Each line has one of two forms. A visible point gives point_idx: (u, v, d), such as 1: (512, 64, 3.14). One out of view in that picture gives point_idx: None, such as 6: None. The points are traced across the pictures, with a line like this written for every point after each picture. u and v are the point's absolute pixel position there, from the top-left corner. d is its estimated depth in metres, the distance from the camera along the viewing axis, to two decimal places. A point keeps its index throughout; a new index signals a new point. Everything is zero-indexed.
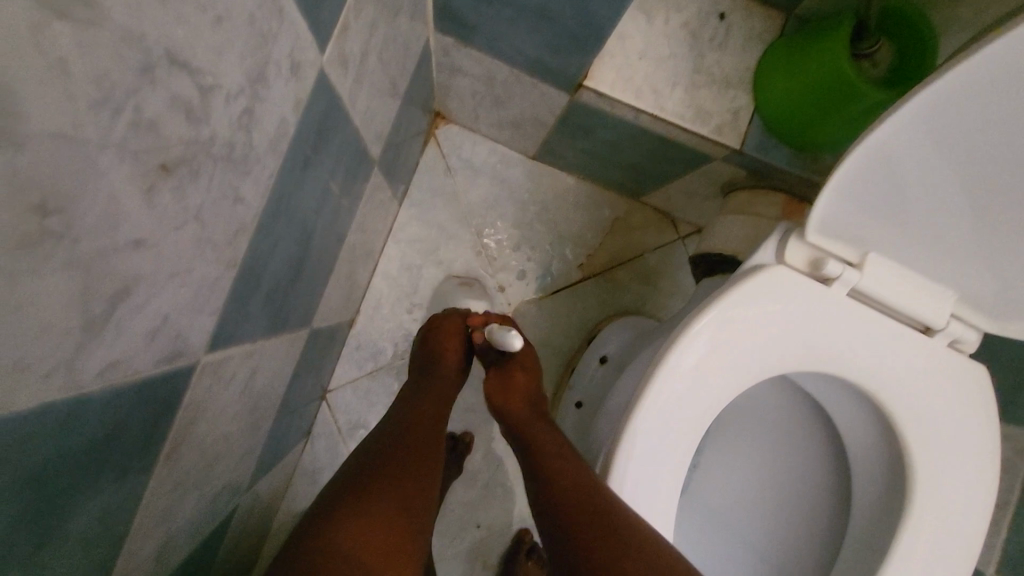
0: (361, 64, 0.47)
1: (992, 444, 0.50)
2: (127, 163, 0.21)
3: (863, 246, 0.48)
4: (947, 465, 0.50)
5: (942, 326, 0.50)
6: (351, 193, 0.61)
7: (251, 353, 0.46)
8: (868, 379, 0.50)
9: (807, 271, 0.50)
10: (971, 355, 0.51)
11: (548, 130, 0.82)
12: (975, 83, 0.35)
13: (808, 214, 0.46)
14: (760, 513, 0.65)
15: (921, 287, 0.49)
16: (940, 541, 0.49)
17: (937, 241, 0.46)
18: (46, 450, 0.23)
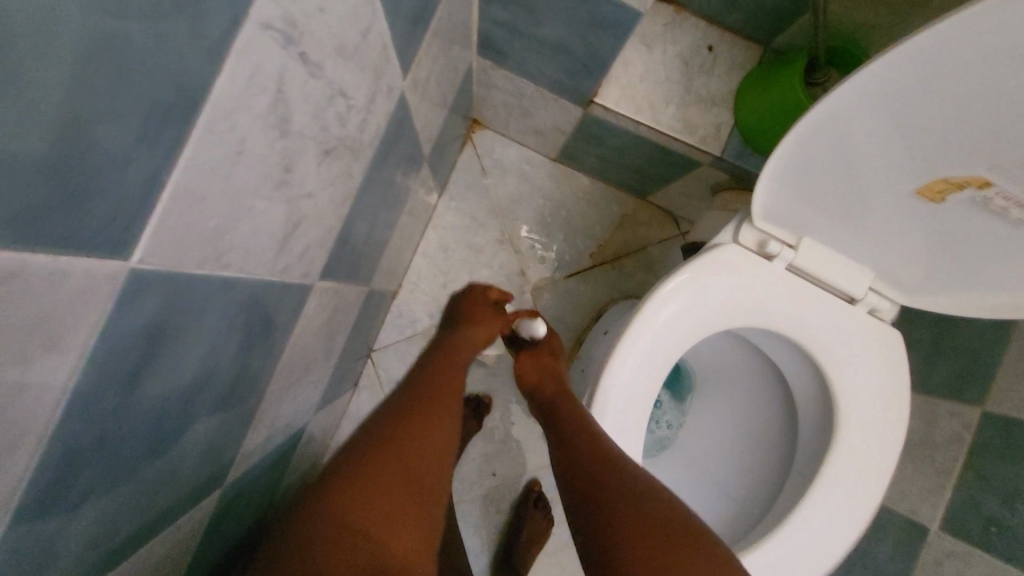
0: (425, 86, 0.64)
1: (900, 393, 0.64)
2: (314, 146, 0.37)
3: (798, 232, 0.63)
4: (862, 408, 0.64)
5: (862, 296, 0.64)
6: (407, 181, 0.78)
7: (336, 292, 0.63)
8: (803, 337, 0.65)
9: (755, 249, 0.65)
10: (889, 323, 0.65)
11: (567, 137, 0.98)
12: (840, 114, 0.48)
13: (752, 204, 0.61)
14: (725, 456, 0.80)
15: (845, 265, 0.63)
16: (851, 466, 0.64)
17: (853, 228, 0.60)
18: (249, 308, 0.40)
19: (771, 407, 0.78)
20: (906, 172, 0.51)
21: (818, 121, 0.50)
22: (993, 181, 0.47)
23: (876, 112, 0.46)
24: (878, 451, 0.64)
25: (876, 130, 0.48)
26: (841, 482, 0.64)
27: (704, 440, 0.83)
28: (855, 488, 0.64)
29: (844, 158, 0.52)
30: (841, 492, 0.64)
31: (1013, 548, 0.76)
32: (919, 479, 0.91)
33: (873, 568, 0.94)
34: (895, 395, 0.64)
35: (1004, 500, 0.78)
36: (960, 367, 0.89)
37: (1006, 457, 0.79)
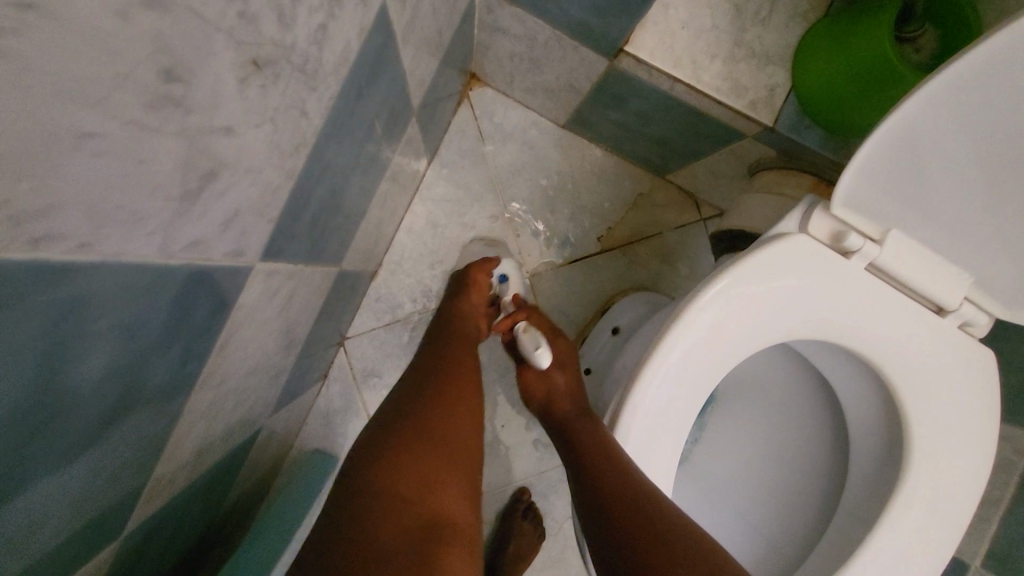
0: (416, 10, 0.48)
1: (988, 426, 0.53)
2: (230, 48, 0.23)
3: (885, 224, 0.50)
4: (944, 445, 0.52)
5: (954, 307, 0.51)
6: (392, 139, 0.62)
7: (292, 276, 0.48)
8: (878, 353, 0.52)
9: (828, 243, 0.52)
10: (980, 340, 0.53)
11: (582, 98, 0.83)
12: (989, 69, 0.37)
13: (833, 187, 0.48)
14: (755, 486, 0.68)
15: (940, 269, 0.50)
16: (926, 514, 0.52)
17: (959, 224, 0.47)
18: (132, 306, 0.25)
19: (820, 435, 0.66)
20: None
21: (953, 81, 0.38)
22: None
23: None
24: (957, 499, 0.52)
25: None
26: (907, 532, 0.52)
27: (728, 464, 0.70)
28: (925, 543, 0.52)
29: (968, 135, 0.41)
30: (909, 544, 0.52)
31: None
32: None
33: None
34: (981, 430, 0.53)
35: None
36: None
37: None
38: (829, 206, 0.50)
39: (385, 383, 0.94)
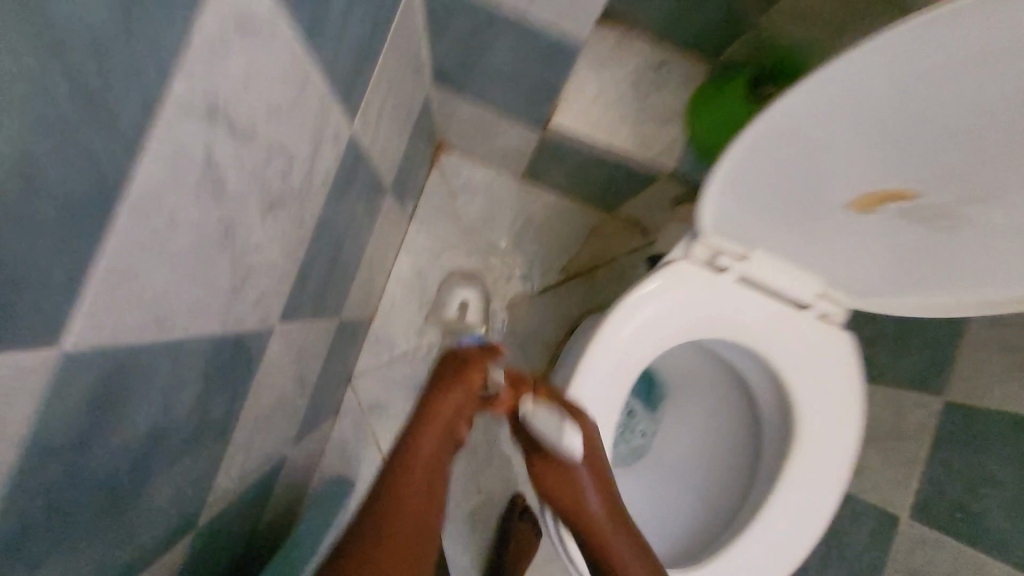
0: (379, 123, 0.65)
1: (855, 389, 0.67)
2: (256, 205, 0.39)
3: (747, 244, 0.63)
4: (817, 412, 0.67)
5: (811, 303, 0.66)
6: (373, 212, 0.79)
7: (303, 330, 0.63)
8: (756, 345, 0.67)
9: (705, 264, 0.65)
10: (839, 325, 0.67)
11: (530, 157, 1.00)
12: (824, 88, 0.44)
13: (699, 216, 0.60)
14: (698, 465, 0.82)
15: (793, 275, 0.65)
16: (813, 466, 0.67)
17: (798, 239, 0.61)
18: (208, 361, 0.40)
19: (743, 425, 0.79)
20: (878, 154, 0.48)
21: (798, 95, 0.45)
22: (919, 189, 0.50)
23: (866, 83, 0.42)
24: (834, 456, 0.67)
25: (859, 105, 0.44)
26: (795, 489, 0.67)
27: (675, 454, 0.85)
28: (812, 497, 0.67)
29: (815, 136, 0.48)
30: (798, 496, 0.67)
31: (975, 531, 0.80)
32: (890, 468, 0.94)
33: (852, 559, 0.96)
34: (848, 395, 0.67)
35: (967, 487, 0.82)
36: (922, 359, 0.95)
37: (966, 443, 0.84)
38: (701, 235, 0.63)
39: (389, 412, 1.09)
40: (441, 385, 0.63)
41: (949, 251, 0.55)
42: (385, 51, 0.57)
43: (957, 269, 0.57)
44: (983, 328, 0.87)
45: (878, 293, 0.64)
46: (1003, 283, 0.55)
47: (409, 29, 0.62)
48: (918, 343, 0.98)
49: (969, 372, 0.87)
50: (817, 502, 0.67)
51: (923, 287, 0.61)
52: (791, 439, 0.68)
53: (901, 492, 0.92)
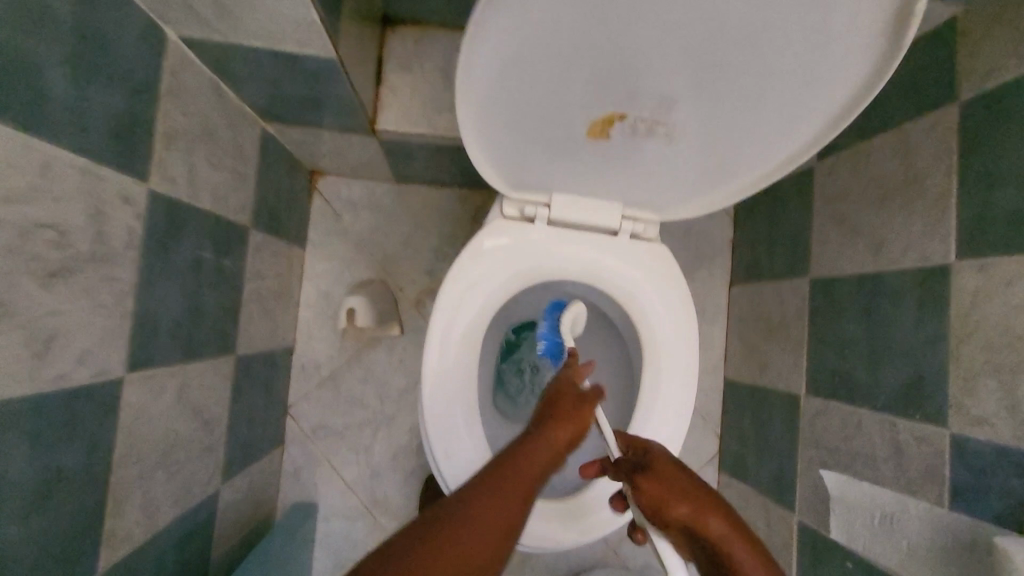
0: (200, 174, 0.72)
1: (681, 290, 0.77)
2: (27, 276, 0.45)
3: (546, 192, 0.74)
4: (655, 320, 0.76)
5: (619, 227, 0.76)
6: (238, 252, 0.85)
7: (176, 373, 0.69)
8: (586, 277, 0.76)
9: (519, 217, 0.75)
10: (652, 240, 0.78)
11: (388, 161, 1.07)
12: (489, 53, 0.52)
13: (487, 177, 0.70)
14: None
15: (596, 208, 0.74)
16: (663, 366, 0.76)
17: (579, 179, 0.71)
18: (32, 414, 0.47)
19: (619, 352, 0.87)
20: (566, 89, 0.56)
21: (472, 63, 0.53)
22: (626, 112, 0.59)
23: (512, 39, 0.50)
24: (684, 354, 0.76)
25: (518, 56, 0.52)
26: (658, 394, 0.75)
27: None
28: (675, 396, 0.75)
29: (511, 90, 0.56)
30: (664, 400, 0.75)
31: (848, 390, 0.85)
32: (785, 355, 1.02)
33: (775, 444, 1.03)
34: (677, 297, 0.77)
35: (837, 353, 0.88)
36: (790, 249, 1.03)
37: (830, 313, 0.91)
38: (505, 194, 0.73)
39: (331, 430, 1.15)
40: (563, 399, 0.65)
41: (684, 155, 0.66)
42: (171, 112, 0.64)
43: (700, 164, 0.67)
44: (823, 206, 0.94)
45: (661, 202, 0.75)
46: (731, 161, 0.67)
47: (198, 85, 0.69)
48: (783, 238, 1.05)
49: (820, 248, 0.94)
50: (683, 398, 0.75)
51: (688, 187, 0.72)
52: (642, 350, 0.77)
53: (796, 373, 0.98)
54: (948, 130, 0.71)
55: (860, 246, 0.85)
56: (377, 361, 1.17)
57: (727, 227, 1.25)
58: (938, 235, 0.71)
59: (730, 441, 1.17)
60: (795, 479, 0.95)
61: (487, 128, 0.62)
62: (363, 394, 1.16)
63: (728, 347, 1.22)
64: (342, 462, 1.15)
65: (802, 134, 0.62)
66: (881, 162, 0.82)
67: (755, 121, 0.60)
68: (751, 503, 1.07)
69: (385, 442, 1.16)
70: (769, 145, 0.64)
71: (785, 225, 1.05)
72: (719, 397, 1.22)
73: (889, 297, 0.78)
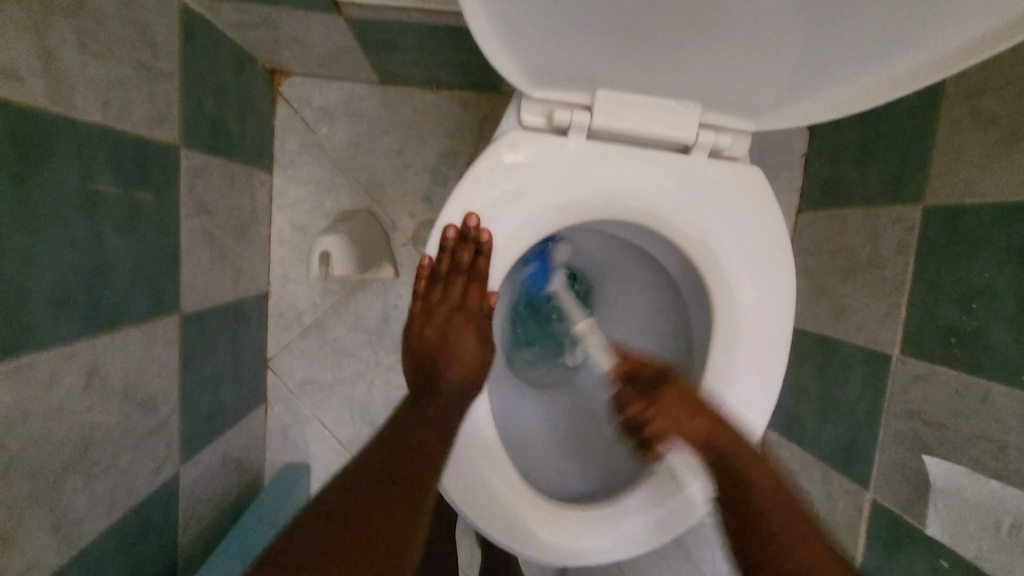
0: (73, 66, 0.48)
1: (776, 234, 0.55)
2: None
3: (589, 87, 0.50)
4: (734, 275, 0.55)
5: (693, 140, 0.52)
6: (165, 179, 0.64)
7: (82, 354, 0.51)
8: (640, 214, 0.54)
9: (547, 126, 0.52)
10: (740, 159, 0.55)
11: (365, 53, 0.82)
12: None
13: (499, 66, 0.47)
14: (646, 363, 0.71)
15: (662, 111, 0.51)
16: (742, 335, 0.56)
17: (641, 66, 0.47)
18: None
19: (677, 306, 0.67)
20: None
21: None
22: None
23: None
24: (772, 321, 0.56)
25: None
26: (732, 373, 0.57)
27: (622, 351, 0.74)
28: (753, 375, 0.57)
29: None
30: (742, 378, 0.57)
31: (972, 356, 0.65)
32: (871, 302, 0.81)
33: (844, 407, 0.86)
34: (770, 241, 0.55)
35: (960, 306, 0.67)
36: (895, 165, 0.78)
37: (953, 254, 0.68)
38: (529, 92, 0.50)
39: (321, 385, 1.00)
40: (446, 319, 0.57)
41: (819, 19, 0.41)
42: None
43: (841, 34, 0.42)
44: (961, 105, 0.69)
45: (762, 98, 0.50)
46: (896, 28, 0.41)
47: None
48: (886, 150, 0.80)
49: (946, 165, 0.70)
50: (766, 378, 0.57)
51: (808, 73, 0.47)
52: (713, 314, 0.57)
53: (886, 326, 0.78)
54: None
55: (1018, 164, 0.61)
56: (369, 307, 0.99)
57: (800, 136, 0.98)
58: None
59: (784, 396, 1.00)
60: (872, 453, 0.78)
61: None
62: (354, 345, 1.00)
63: None
64: (336, 420, 1.01)
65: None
66: None
67: None
68: (807, 469, 0.92)
69: (383, 399, 1.01)
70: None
71: (893, 132, 0.79)
72: None
73: None
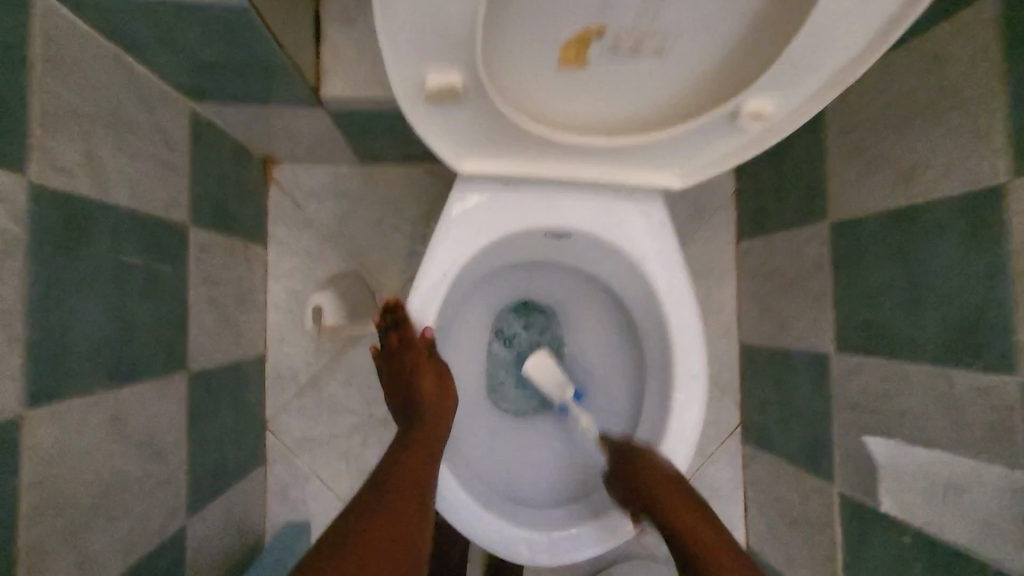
0: (107, 162, 0.60)
1: (676, 251, 0.68)
2: None
3: (525, 171, 0.64)
4: (662, 286, 0.67)
5: (621, 185, 0.66)
6: (176, 254, 0.74)
7: (102, 402, 0.58)
8: (566, 231, 0.68)
9: (484, 195, 0.67)
10: (653, 200, 0.68)
11: (345, 139, 0.96)
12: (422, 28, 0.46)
13: (450, 162, 0.62)
14: (618, 366, 0.79)
15: (592, 173, 0.64)
16: (680, 335, 0.66)
17: (563, 154, 0.62)
18: None
19: (627, 310, 0.77)
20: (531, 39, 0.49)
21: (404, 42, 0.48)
22: (604, 25, 0.49)
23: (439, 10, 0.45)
24: (685, 311, 0.67)
25: (456, 27, 0.46)
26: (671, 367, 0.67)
27: (594, 358, 0.81)
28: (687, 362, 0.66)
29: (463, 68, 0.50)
30: (675, 367, 0.66)
31: (888, 342, 0.74)
32: (804, 310, 0.92)
33: (799, 408, 0.93)
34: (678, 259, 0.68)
35: (869, 301, 0.77)
36: (802, 191, 0.92)
37: (858, 258, 0.80)
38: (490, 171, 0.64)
39: (318, 441, 1.05)
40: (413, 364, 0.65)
41: (688, 77, 0.55)
42: (54, 87, 0.53)
43: (711, 87, 0.56)
44: (838, 138, 0.83)
45: (683, 156, 0.63)
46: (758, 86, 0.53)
47: (89, 56, 0.57)
48: (794, 181, 0.94)
49: (837, 187, 0.83)
50: (698, 365, 0.66)
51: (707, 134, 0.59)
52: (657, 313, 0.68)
53: (821, 329, 0.87)
54: (988, 24, 0.60)
55: (887, 179, 0.74)
56: (359, 362, 1.06)
57: (728, 177, 1.13)
58: (985, 151, 0.61)
59: (753, 410, 1.07)
60: (830, 447, 0.85)
61: (457, 88, 0.51)
62: (348, 398, 1.06)
63: (740, 308, 1.11)
64: (334, 475, 1.05)
65: (844, 45, 0.49)
66: (908, 76, 0.70)
67: (768, 53, 0.51)
68: (782, 475, 0.98)
69: (379, 448, 1.06)
70: (812, 50, 0.50)
71: (797, 164, 0.93)
72: (736, 364, 1.12)
73: (928, 231, 0.68)
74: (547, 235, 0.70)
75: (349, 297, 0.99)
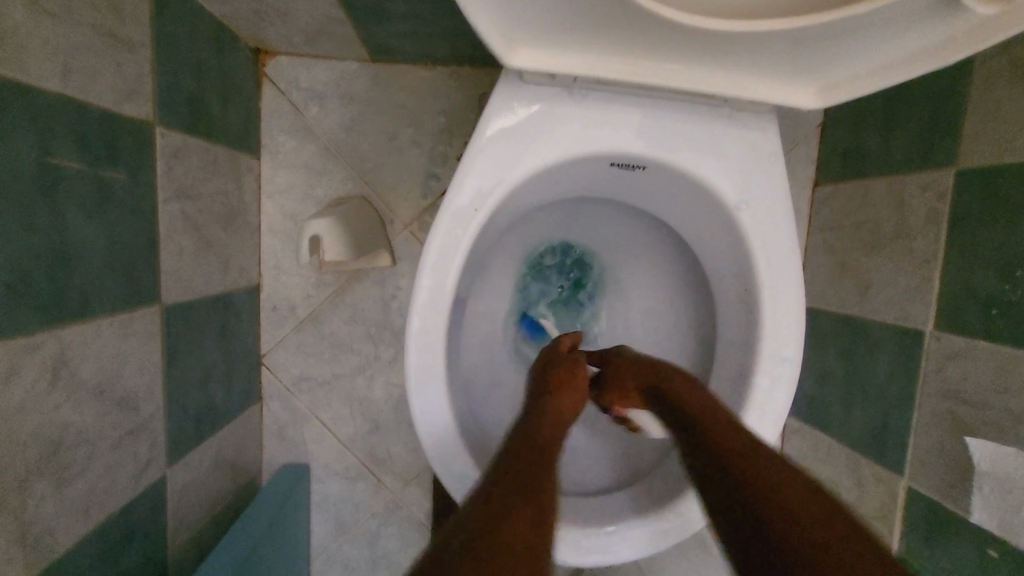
0: (27, 30, 0.44)
1: (780, 190, 0.52)
2: None
3: (596, 68, 0.47)
4: (757, 231, 0.52)
5: (728, 98, 0.50)
6: (139, 160, 0.59)
7: (39, 346, 0.46)
8: (642, 159, 0.53)
9: (537, 99, 0.51)
10: (766, 116, 0.52)
11: (354, 27, 0.76)
12: None
13: (502, 53, 0.46)
14: (677, 323, 0.67)
15: (689, 79, 0.48)
16: (774, 295, 0.53)
17: (658, 46, 0.45)
18: None
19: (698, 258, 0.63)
20: None
21: None
22: None
23: None
24: (783, 265, 0.53)
25: None
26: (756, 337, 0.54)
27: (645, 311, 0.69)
28: (777, 331, 0.53)
29: None
30: (762, 335, 0.53)
31: (1016, 327, 0.59)
32: (896, 275, 0.76)
33: (869, 386, 0.80)
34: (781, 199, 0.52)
35: (998, 273, 0.62)
36: (922, 127, 0.73)
37: (993, 218, 0.63)
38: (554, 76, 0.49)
39: (317, 381, 0.95)
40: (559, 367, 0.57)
41: None
42: None
43: None
44: (993, 59, 0.64)
45: (834, 55, 0.47)
46: None
47: None
48: (912, 114, 0.75)
49: (978, 124, 0.65)
50: (791, 333, 0.53)
51: (882, 25, 0.43)
52: (745, 268, 0.54)
53: (916, 300, 0.73)
54: None
55: None
56: (365, 297, 0.93)
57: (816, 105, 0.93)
58: None
59: (804, 380, 0.95)
60: (905, 435, 0.73)
61: None
62: (351, 337, 0.94)
63: (807, 265, 0.95)
64: (335, 417, 0.96)
65: None
66: None
67: None
68: (831, 455, 0.87)
69: (384, 392, 0.95)
70: None
71: (920, 93, 0.74)
72: None
73: None
74: (613, 164, 0.54)
75: (352, 225, 0.86)
